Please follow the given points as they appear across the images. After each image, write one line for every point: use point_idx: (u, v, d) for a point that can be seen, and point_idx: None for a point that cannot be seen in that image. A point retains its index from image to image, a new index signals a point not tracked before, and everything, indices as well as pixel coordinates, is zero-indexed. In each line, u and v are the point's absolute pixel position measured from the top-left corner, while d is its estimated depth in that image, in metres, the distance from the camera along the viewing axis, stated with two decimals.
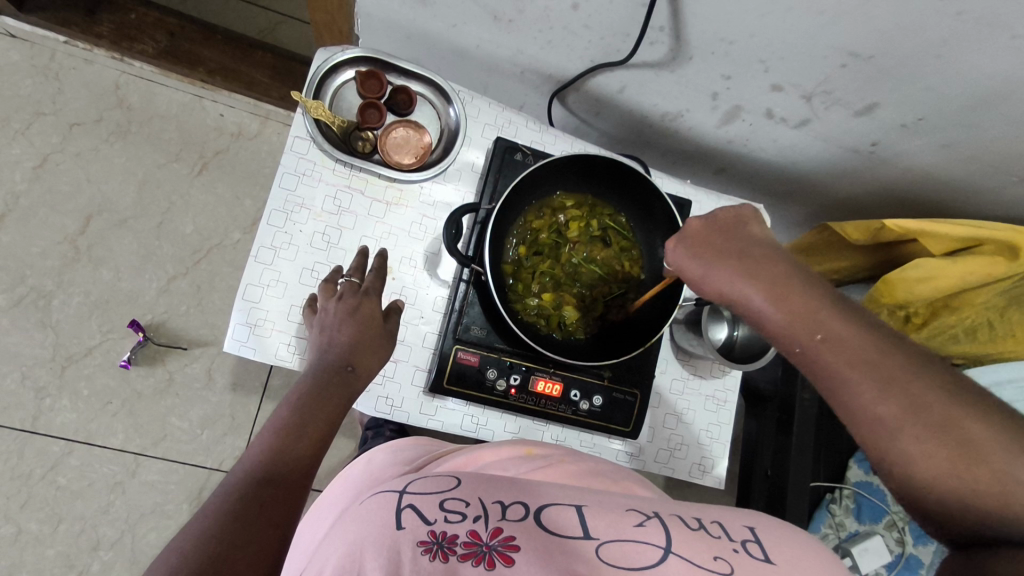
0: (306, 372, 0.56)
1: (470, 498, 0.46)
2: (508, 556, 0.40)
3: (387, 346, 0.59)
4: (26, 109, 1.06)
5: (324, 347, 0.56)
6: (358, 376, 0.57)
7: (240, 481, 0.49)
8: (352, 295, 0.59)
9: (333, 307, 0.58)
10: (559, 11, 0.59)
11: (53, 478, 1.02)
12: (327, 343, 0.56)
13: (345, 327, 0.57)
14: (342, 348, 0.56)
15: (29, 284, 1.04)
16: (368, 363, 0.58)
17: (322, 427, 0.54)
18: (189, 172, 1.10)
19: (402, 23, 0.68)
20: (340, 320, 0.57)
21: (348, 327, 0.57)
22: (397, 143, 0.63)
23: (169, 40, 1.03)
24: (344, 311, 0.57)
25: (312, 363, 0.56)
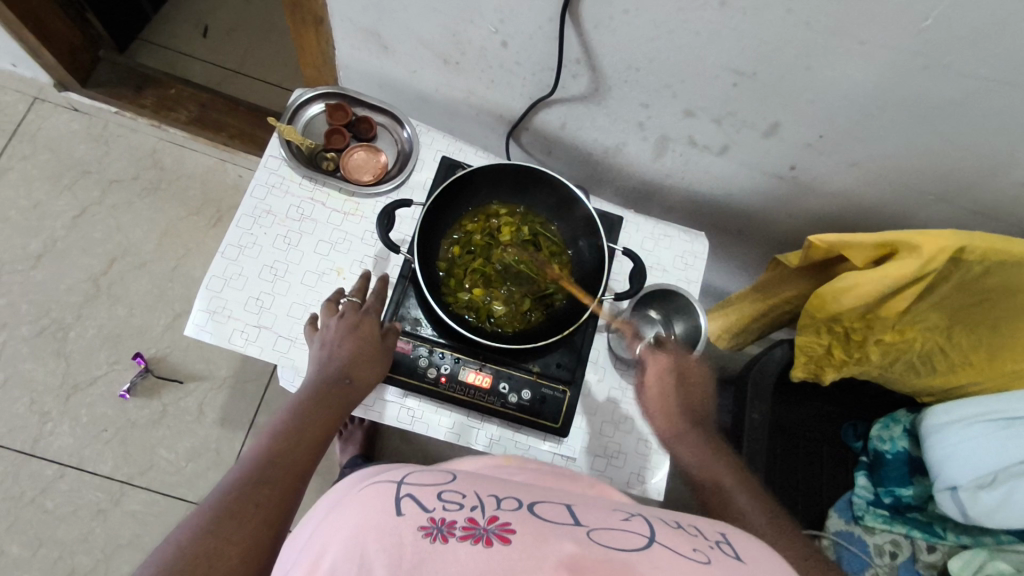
0: (305, 386, 0.56)
1: (467, 491, 0.40)
2: (506, 536, 0.35)
3: (385, 363, 0.62)
4: (75, 168, 1.23)
5: (325, 359, 0.59)
6: (354, 387, 0.58)
7: (238, 482, 0.47)
8: (354, 313, 0.62)
9: (334, 324, 0.61)
10: (493, 50, 0.69)
11: (41, 501, 1.07)
12: (328, 354, 0.58)
13: (345, 341, 0.60)
14: (341, 360, 0.59)
15: (52, 317, 1.15)
16: (364, 376, 0.60)
17: (318, 434, 0.53)
18: (207, 225, 1.24)
19: (375, 72, 0.80)
20: (341, 335, 0.61)
21: (348, 342, 0.60)
22: (357, 163, 0.73)
23: (199, 110, 1.20)
24: (346, 326, 0.61)
25: (311, 375, 0.58)
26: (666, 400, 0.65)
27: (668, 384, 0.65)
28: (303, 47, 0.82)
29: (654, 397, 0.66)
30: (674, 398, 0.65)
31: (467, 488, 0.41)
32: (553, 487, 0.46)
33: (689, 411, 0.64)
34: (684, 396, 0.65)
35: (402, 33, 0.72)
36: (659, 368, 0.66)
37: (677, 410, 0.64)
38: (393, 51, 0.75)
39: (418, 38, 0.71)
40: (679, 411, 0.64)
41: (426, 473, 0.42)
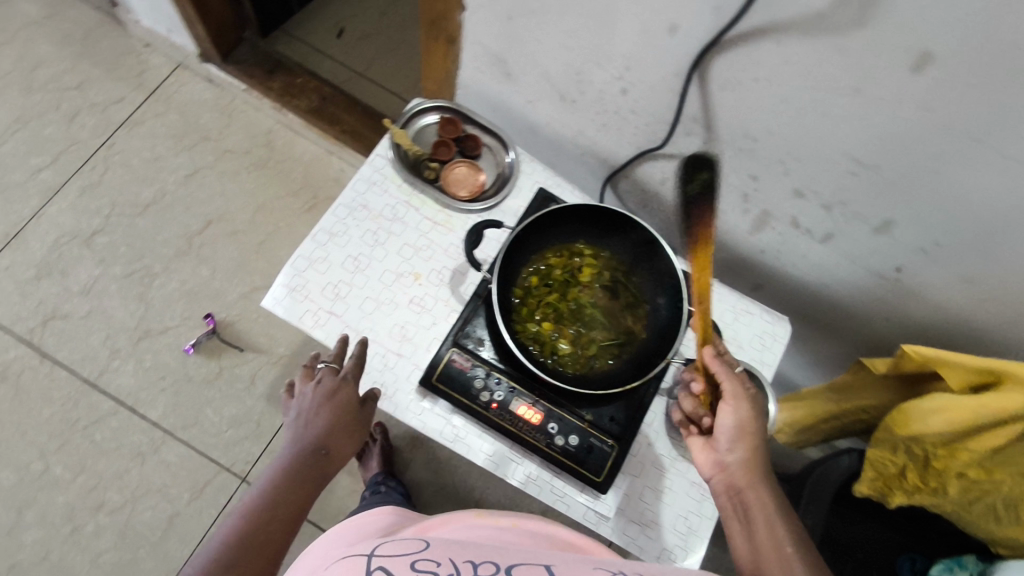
0: (283, 455, 0.58)
1: (439, 559, 0.41)
2: None
3: (364, 429, 0.62)
4: (198, 133, 1.32)
5: (301, 431, 0.59)
6: (328, 462, 0.59)
7: (208, 563, 0.50)
8: (331, 379, 0.62)
9: (311, 392, 0.61)
10: (612, 95, 0.70)
11: (91, 431, 1.12)
12: (303, 427, 0.59)
13: (322, 411, 0.60)
14: (317, 432, 0.59)
15: (143, 263, 1.22)
16: (344, 449, 0.60)
17: (293, 507, 0.55)
18: (301, 209, 1.30)
19: (492, 96, 0.83)
20: (318, 404, 0.60)
21: (326, 412, 0.60)
22: (457, 178, 0.75)
23: (320, 102, 1.28)
24: (322, 395, 0.60)
25: (286, 448, 0.58)
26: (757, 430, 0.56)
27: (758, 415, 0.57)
28: (428, 63, 0.85)
29: (745, 416, 0.56)
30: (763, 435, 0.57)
31: (438, 554, 0.42)
32: (532, 552, 0.45)
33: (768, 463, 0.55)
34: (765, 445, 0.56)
35: (529, 66, 0.74)
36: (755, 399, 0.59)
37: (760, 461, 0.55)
38: (515, 80, 0.78)
39: (542, 72, 0.74)
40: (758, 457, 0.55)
41: (398, 545, 0.44)
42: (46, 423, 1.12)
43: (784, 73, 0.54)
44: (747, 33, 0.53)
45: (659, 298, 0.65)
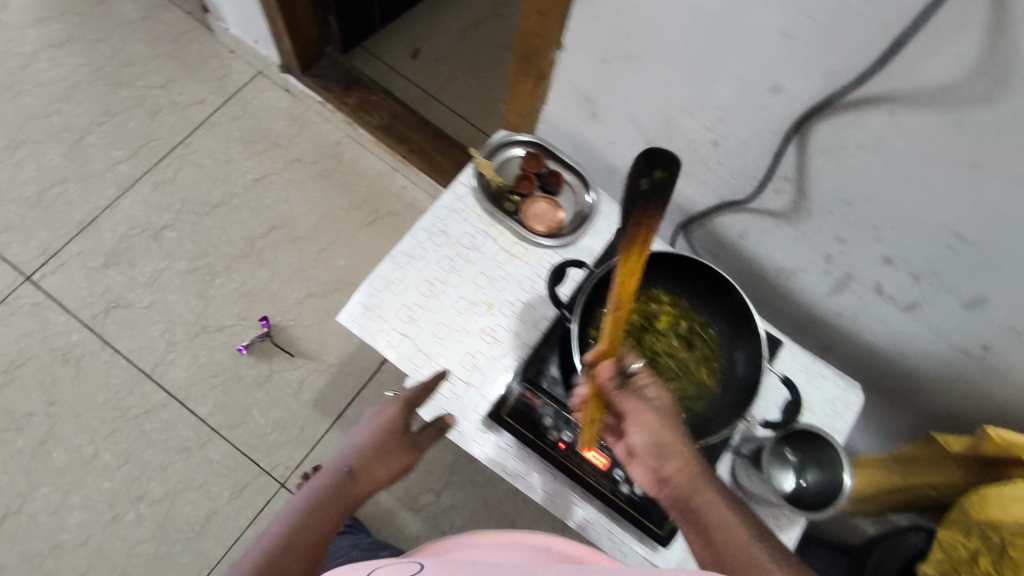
0: (330, 469, 0.61)
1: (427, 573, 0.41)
2: None
3: (401, 464, 0.65)
4: (270, 139, 1.36)
5: (350, 448, 0.62)
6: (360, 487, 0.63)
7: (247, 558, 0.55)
8: (386, 402, 0.65)
9: (370, 413, 0.65)
10: (700, 145, 0.70)
11: (141, 421, 1.15)
12: (352, 445, 0.62)
13: (369, 430, 0.63)
14: (360, 452, 0.61)
15: (207, 261, 1.26)
16: (379, 471, 0.61)
17: (320, 522, 0.57)
18: (362, 222, 1.32)
19: (573, 133, 0.83)
20: (369, 423, 0.64)
21: (371, 432, 0.63)
22: (536, 213, 0.76)
23: (391, 119, 1.31)
24: (374, 413, 0.64)
25: (335, 463, 0.62)
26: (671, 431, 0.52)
27: (667, 408, 0.53)
28: (513, 96, 0.87)
29: (658, 421, 0.52)
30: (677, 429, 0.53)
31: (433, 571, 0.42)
32: (532, 568, 0.44)
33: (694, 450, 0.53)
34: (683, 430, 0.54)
35: (618, 108, 0.74)
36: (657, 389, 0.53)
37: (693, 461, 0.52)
38: (600, 119, 0.78)
39: (630, 114, 0.74)
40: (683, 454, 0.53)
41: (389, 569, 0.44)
42: (100, 409, 1.15)
43: (892, 141, 0.54)
44: (859, 99, 0.52)
45: (737, 353, 0.65)
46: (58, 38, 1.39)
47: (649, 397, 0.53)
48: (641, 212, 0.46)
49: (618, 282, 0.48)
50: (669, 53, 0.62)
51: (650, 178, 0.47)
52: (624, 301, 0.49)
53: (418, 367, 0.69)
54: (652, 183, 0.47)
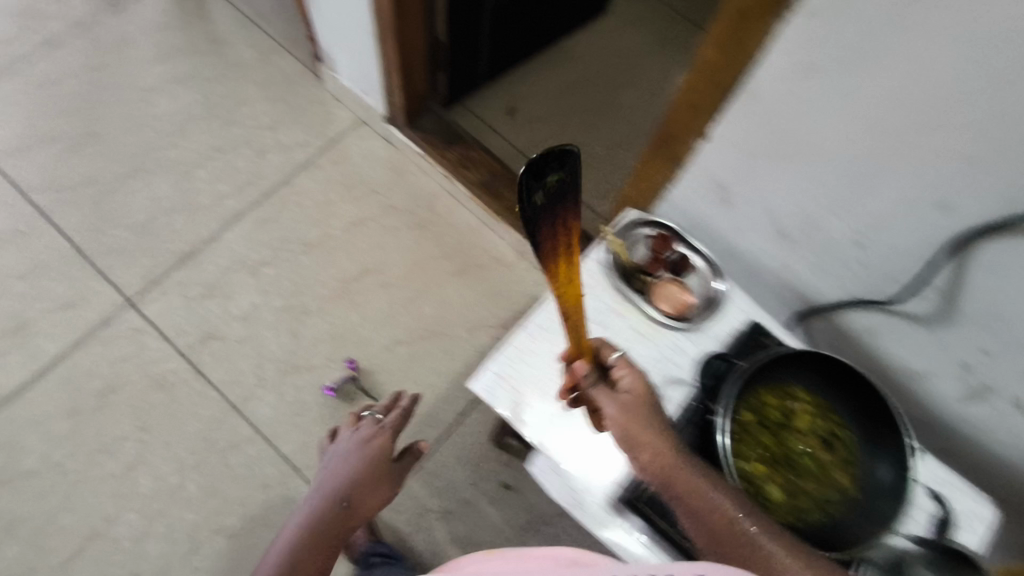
0: (324, 491, 0.71)
1: None
2: None
3: (393, 483, 0.74)
4: (368, 186, 1.41)
5: (342, 468, 0.73)
6: (361, 507, 0.70)
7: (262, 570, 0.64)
8: (370, 428, 0.78)
9: (353, 437, 0.77)
10: (842, 245, 0.70)
11: (227, 454, 1.17)
12: (343, 464, 0.74)
13: (359, 451, 0.75)
14: (353, 475, 0.72)
15: (301, 300, 1.30)
16: (373, 495, 0.71)
17: (325, 540, 0.66)
18: (451, 273, 1.36)
19: (697, 216, 0.85)
20: (357, 445, 0.76)
21: (362, 452, 0.75)
22: (665, 294, 0.76)
23: (489, 177, 1.35)
24: (364, 437, 0.76)
25: (328, 486, 0.71)
26: (638, 420, 0.58)
27: (639, 401, 0.59)
28: (638, 174, 0.89)
29: (626, 412, 0.59)
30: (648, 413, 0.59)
31: None
32: None
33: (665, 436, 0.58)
34: (658, 420, 0.59)
35: (753, 199, 0.75)
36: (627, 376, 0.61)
37: (665, 449, 0.57)
38: (732, 210, 0.79)
39: (768, 211, 0.74)
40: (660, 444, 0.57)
41: None
42: (188, 437, 1.17)
43: None
44: None
45: (878, 462, 0.64)
46: (179, 74, 1.47)
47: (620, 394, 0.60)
48: (550, 222, 0.48)
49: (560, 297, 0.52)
50: (831, 161, 0.63)
51: (548, 187, 0.47)
52: (569, 307, 0.53)
53: (542, 441, 0.70)
54: (549, 192, 0.47)
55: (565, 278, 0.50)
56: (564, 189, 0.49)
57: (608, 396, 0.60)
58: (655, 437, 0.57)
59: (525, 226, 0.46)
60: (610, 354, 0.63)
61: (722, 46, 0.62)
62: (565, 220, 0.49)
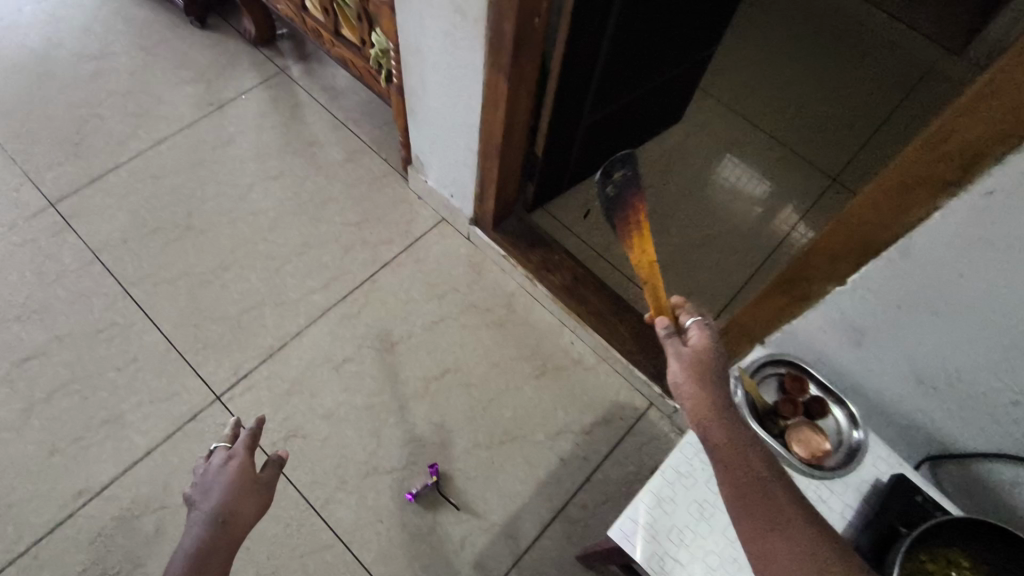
0: (197, 529, 0.69)
1: None
2: None
3: (261, 492, 0.74)
4: (449, 284, 1.44)
5: (208, 504, 0.71)
6: (235, 521, 0.71)
7: None
8: (222, 456, 0.76)
9: (209, 469, 0.75)
10: (995, 400, 0.68)
11: (305, 561, 1.14)
12: (207, 500, 0.72)
13: (220, 479, 0.73)
14: (221, 505, 0.71)
15: (382, 399, 1.29)
16: (244, 514, 0.72)
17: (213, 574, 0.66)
18: (530, 374, 1.34)
19: (818, 350, 0.83)
20: (217, 474, 0.74)
21: (225, 479, 0.73)
22: (801, 438, 0.75)
23: (571, 280, 1.37)
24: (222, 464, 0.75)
25: (195, 524, 0.70)
26: (701, 373, 0.65)
27: (705, 359, 0.66)
28: (750, 307, 0.90)
29: (690, 366, 0.67)
30: (710, 374, 0.65)
31: None
32: None
33: (722, 396, 0.65)
34: (719, 384, 0.65)
35: (890, 345, 0.74)
36: (700, 338, 0.68)
37: (718, 402, 0.64)
38: (864, 351, 0.78)
39: (908, 358, 0.73)
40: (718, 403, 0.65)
41: None
42: (268, 541, 1.15)
43: None
44: None
45: None
46: (272, 172, 1.55)
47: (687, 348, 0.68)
48: (620, 210, 0.77)
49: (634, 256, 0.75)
50: (988, 318, 0.62)
51: (616, 184, 0.78)
52: (643, 266, 0.74)
53: None
54: (615, 185, 0.78)
55: (639, 244, 0.76)
56: (630, 181, 0.79)
57: (677, 347, 0.68)
58: (712, 395, 0.64)
59: (604, 208, 0.78)
60: (690, 318, 0.71)
61: (873, 206, 0.64)
62: (634, 206, 0.77)
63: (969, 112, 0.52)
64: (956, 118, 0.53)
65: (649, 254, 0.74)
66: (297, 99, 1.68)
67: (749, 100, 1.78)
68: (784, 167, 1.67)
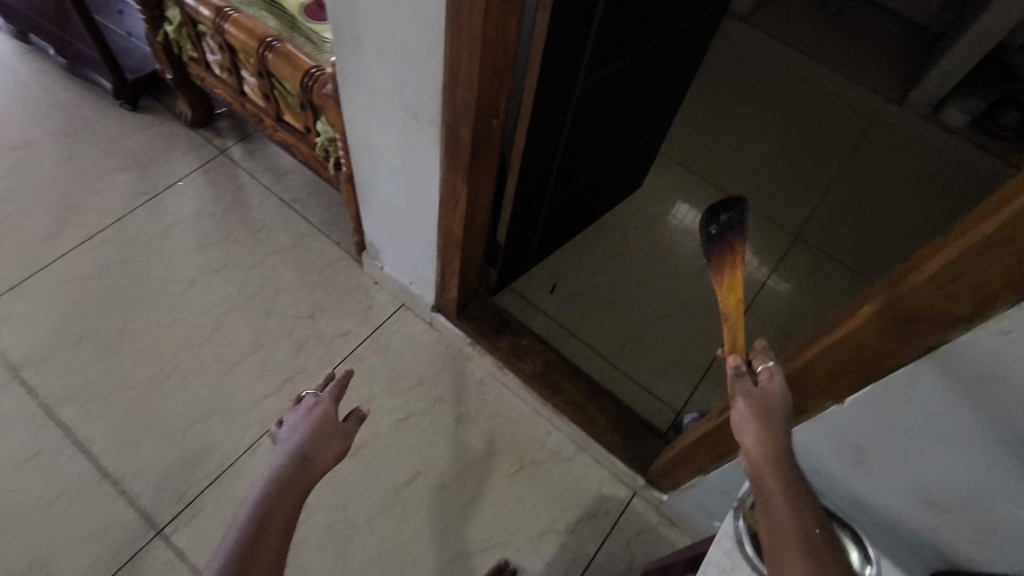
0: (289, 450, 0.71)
1: None
2: None
3: (345, 441, 0.74)
4: (414, 376, 1.34)
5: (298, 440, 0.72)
6: (318, 460, 0.71)
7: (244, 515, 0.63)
8: (312, 401, 0.77)
9: (300, 413, 0.76)
10: (1014, 528, 0.63)
11: None
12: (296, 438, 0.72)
13: (305, 422, 0.74)
14: (313, 439, 0.72)
15: (347, 515, 1.18)
16: (329, 454, 0.72)
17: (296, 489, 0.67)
18: (507, 471, 1.25)
19: (818, 463, 0.78)
20: (306, 416, 0.75)
21: (312, 422, 0.74)
22: None
23: (543, 366, 1.30)
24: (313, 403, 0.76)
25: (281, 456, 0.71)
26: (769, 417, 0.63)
27: (772, 406, 0.64)
28: None
29: (758, 410, 0.64)
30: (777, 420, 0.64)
31: None
32: None
33: (785, 446, 0.62)
34: (783, 430, 0.64)
35: (896, 465, 0.69)
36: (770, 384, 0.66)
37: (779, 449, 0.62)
38: (865, 469, 0.73)
39: (913, 479, 0.68)
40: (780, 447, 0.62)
41: None
42: None
43: None
44: None
45: None
46: (216, 264, 1.45)
47: (757, 389, 0.66)
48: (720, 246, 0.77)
49: (721, 293, 0.74)
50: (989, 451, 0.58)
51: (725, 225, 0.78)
52: (729, 305, 0.73)
53: None
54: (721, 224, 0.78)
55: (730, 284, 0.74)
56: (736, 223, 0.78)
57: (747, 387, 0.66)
58: (776, 438, 0.62)
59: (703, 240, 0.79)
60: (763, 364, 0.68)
61: (869, 334, 0.60)
62: (736, 249, 0.76)
63: (950, 266, 0.49)
64: (937, 271, 0.50)
65: (739, 295, 0.72)
66: (240, 182, 1.59)
67: (703, 162, 1.78)
68: (737, 216, 1.68)
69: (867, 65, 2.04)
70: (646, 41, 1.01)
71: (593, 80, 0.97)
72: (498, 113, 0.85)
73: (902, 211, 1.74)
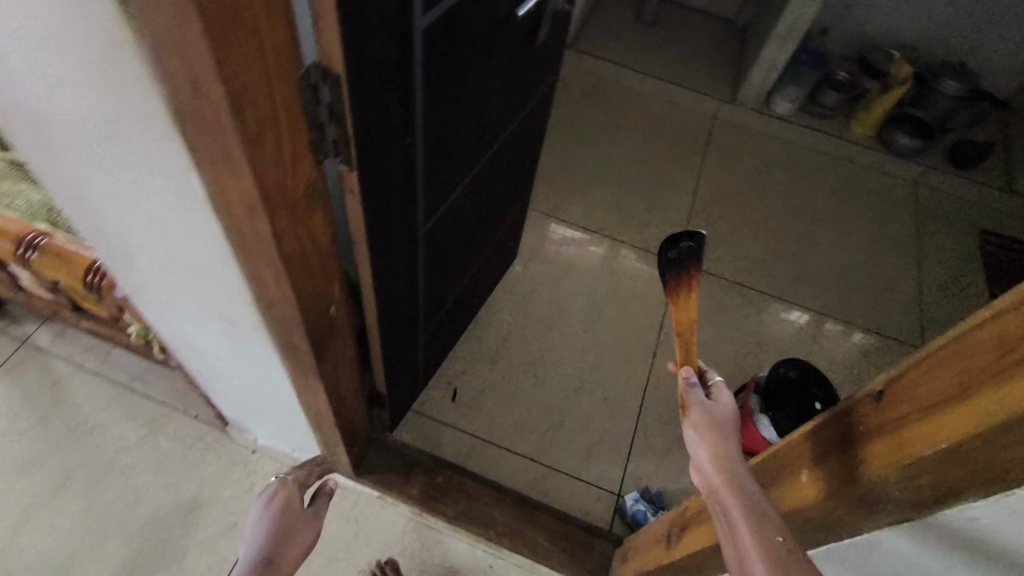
0: (263, 524, 0.78)
1: None
2: None
3: (314, 517, 0.82)
4: (325, 552, 1.13)
5: (274, 514, 0.79)
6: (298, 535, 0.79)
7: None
8: (275, 483, 0.83)
9: (269, 493, 0.82)
10: None
11: None
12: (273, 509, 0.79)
13: (275, 501, 0.80)
14: (284, 515, 0.79)
15: None
16: (303, 532, 0.79)
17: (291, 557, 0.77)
18: None
19: None
20: (278, 494, 0.81)
21: (279, 498, 0.81)
22: None
23: (467, 500, 1.18)
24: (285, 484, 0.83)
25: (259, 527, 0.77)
26: (717, 426, 0.63)
27: (721, 420, 0.64)
28: (691, 535, 0.79)
29: (706, 423, 0.64)
30: (727, 431, 0.64)
31: None
32: None
33: (735, 453, 0.61)
34: (734, 441, 0.63)
35: None
36: (722, 401, 0.67)
37: (730, 458, 0.61)
38: None
39: None
40: (731, 454, 0.61)
41: None
42: None
43: None
44: None
45: None
46: (47, 493, 1.18)
47: (706, 402, 0.66)
48: (675, 271, 0.72)
49: (677, 318, 0.71)
50: None
51: (682, 248, 0.73)
52: (683, 328, 0.70)
53: None
54: (682, 249, 0.73)
55: (686, 305, 0.71)
56: (696, 250, 0.73)
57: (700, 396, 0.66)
58: (726, 446, 0.61)
59: (658, 264, 0.73)
60: (715, 382, 0.70)
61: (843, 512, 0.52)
62: (692, 273, 0.72)
63: (941, 456, 0.40)
64: (925, 460, 0.41)
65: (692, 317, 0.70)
66: (55, 375, 1.31)
67: (569, 210, 1.74)
68: (618, 262, 1.65)
69: (695, 69, 2.08)
70: (479, 152, 0.90)
71: (431, 214, 0.85)
72: (335, 305, 0.70)
73: (759, 216, 1.82)
